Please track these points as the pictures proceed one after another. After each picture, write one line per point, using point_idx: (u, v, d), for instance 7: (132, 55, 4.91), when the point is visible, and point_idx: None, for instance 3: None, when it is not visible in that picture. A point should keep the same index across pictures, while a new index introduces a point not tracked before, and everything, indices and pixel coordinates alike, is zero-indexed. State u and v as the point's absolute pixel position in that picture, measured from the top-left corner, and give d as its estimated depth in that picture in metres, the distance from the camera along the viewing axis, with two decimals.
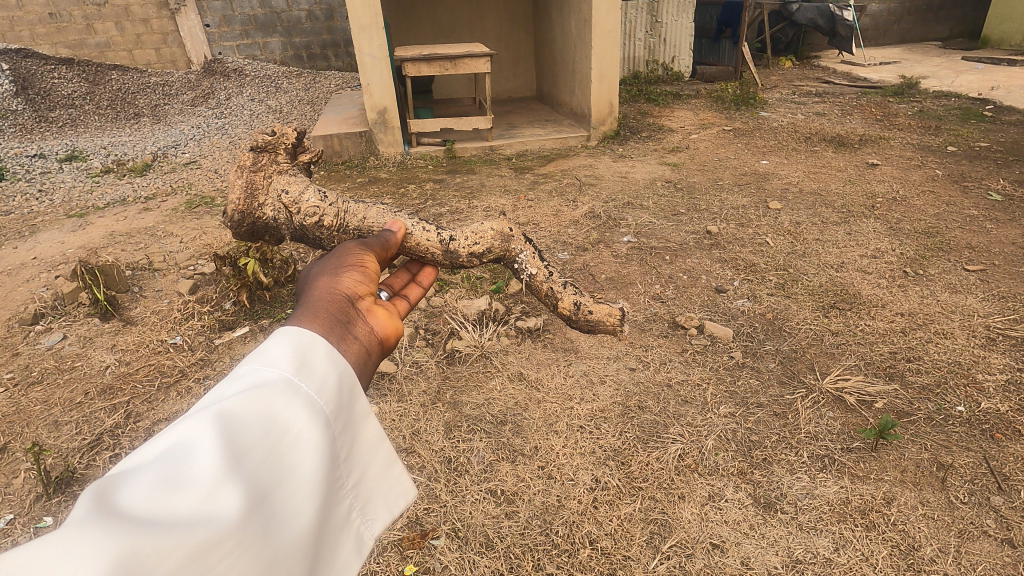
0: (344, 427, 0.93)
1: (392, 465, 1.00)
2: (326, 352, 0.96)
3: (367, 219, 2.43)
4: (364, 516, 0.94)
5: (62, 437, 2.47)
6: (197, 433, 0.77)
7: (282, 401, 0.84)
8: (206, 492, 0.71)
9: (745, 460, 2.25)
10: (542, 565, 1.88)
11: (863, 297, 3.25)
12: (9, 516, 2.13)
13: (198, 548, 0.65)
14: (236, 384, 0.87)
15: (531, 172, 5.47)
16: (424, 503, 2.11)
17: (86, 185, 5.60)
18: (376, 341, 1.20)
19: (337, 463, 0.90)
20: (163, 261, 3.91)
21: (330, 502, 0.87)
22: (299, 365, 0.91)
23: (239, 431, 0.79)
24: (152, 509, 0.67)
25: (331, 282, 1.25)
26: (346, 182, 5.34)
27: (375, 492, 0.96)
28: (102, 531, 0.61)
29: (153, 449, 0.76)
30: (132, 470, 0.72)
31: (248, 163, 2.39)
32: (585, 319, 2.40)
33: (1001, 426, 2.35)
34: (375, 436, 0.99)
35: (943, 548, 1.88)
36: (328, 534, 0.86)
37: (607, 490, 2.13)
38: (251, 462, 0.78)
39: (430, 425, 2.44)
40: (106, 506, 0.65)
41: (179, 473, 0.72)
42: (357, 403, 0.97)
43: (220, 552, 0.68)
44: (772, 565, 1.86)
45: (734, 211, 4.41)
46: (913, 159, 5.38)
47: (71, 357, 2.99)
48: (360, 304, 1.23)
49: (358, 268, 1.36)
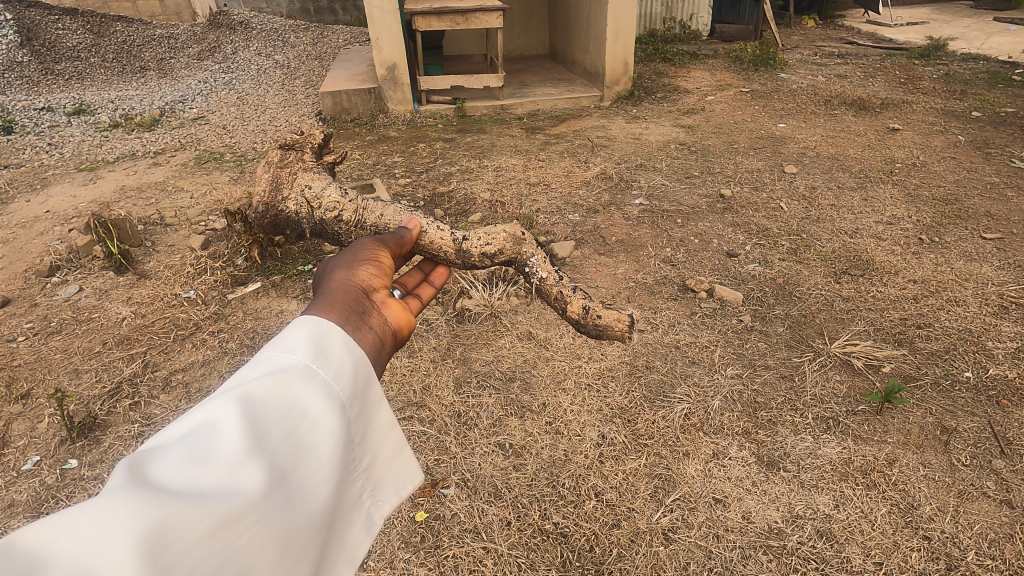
0: (359, 412, 0.93)
1: (400, 451, 0.99)
2: (344, 339, 0.96)
3: (384, 218, 2.50)
4: (373, 498, 0.94)
5: (83, 384, 2.54)
6: (220, 413, 0.78)
7: (301, 385, 0.85)
8: (228, 469, 0.73)
9: (750, 420, 2.28)
10: (548, 515, 1.94)
11: (876, 263, 3.22)
12: (35, 458, 2.22)
13: (219, 524, 0.68)
14: (256, 368, 0.88)
15: (543, 132, 5.38)
16: (434, 455, 2.17)
17: (95, 140, 5.58)
18: (390, 334, 1.19)
19: (351, 447, 0.90)
20: (175, 216, 3.92)
21: (343, 483, 0.88)
22: (318, 352, 0.91)
23: (259, 413, 0.80)
24: (177, 484, 0.69)
25: (347, 274, 1.24)
26: (356, 140, 5.28)
27: (384, 476, 0.96)
28: (134, 502, 0.64)
29: (179, 428, 0.78)
30: (160, 448, 0.75)
31: (276, 160, 2.71)
32: (592, 325, 2.24)
33: (1007, 393, 2.36)
34: (387, 421, 0.98)
35: (941, 508, 1.92)
36: (340, 514, 0.88)
37: (613, 446, 2.17)
38: (270, 443, 0.79)
39: (440, 381, 2.49)
40: (136, 479, 0.68)
41: (202, 451, 0.74)
42: (372, 389, 0.96)
43: (240, 527, 0.70)
44: (773, 520, 1.91)
45: (748, 174, 4.34)
46: (936, 125, 5.23)
47: (89, 309, 3.04)
48: (375, 296, 1.23)
49: (374, 262, 1.35)
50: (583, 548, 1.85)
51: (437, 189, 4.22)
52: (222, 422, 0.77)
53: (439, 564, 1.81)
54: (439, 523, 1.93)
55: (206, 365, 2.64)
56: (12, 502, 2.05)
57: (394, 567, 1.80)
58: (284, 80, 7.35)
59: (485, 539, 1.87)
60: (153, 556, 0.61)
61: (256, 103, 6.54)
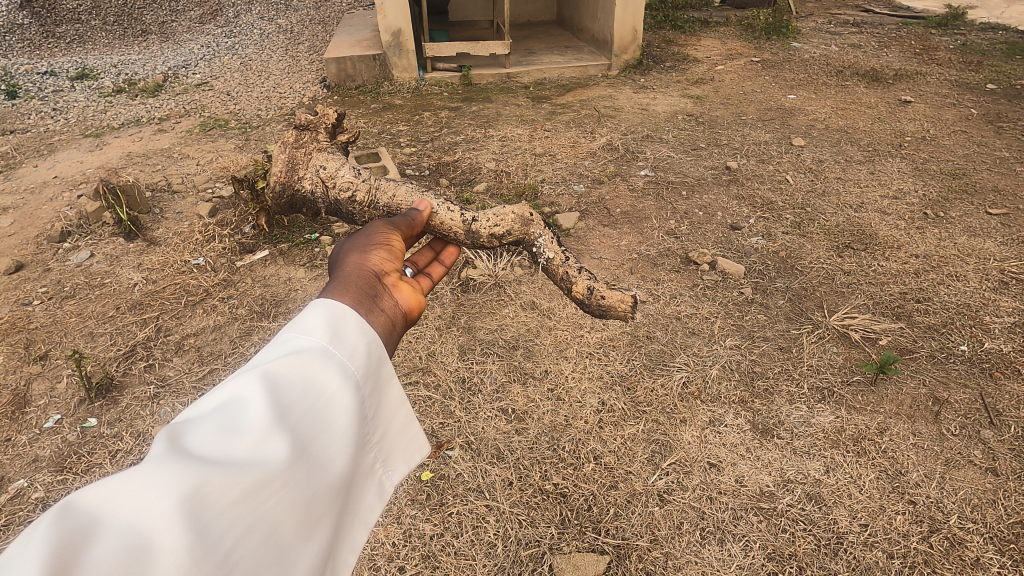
0: (373, 389, 0.97)
1: (410, 425, 1.03)
2: (357, 321, 1.00)
3: (396, 197, 2.54)
4: (385, 468, 0.99)
5: (99, 347, 2.62)
6: (245, 390, 0.83)
7: (319, 365, 0.89)
8: (254, 442, 0.78)
9: (747, 389, 2.34)
10: (548, 476, 2.03)
11: (879, 238, 3.24)
12: (56, 416, 2.31)
13: (249, 490, 0.73)
14: (278, 349, 0.92)
15: (549, 101, 5.32)
16: (439, 419, 2.24)
17: (99, 105, 5.56)
18: (402, 316, 1.24)
19: (365, 421, 0.95)
20: (182, 183, 3.95)
21: (358, 455, 0.93)
22: (334, 333, 0.95)
23: (282, 391, 0.84)
24: (210, 453, 0.75)
25: (360, 259, 1.29)
26: (361, 108, 5.24)
27: (395, 448, 1.01)
28: (174, 468, 0.70)
29: (209, 403, 0.83)
30: (193, 421, 0.80)
31: (291, 140, 2.66)
32: (597, 305, 2.30)
33: (1001, 366, 2.41)
34: (397, 398, 1.02)
35: (929, 474, 1.99)
36: (356, 483, 0.93)
37: (612, 412, 2.24)
38: (293, 417, 0.84)
39: (446, 348, 2.55)
40: (174, 448, 0.74)
41: (231, 423, 0.79)
42: (383, 367, 1.00)
43: (267, 493, 0.75)
44: (765, 484, 1.98)
45: (755, 146, 4.31)
46: (948, 98, 5.15)
47: (101, 274, 3.10)
48: (386, 279, 1.27)
49: (385, 246, 1.40)
50: (582, 507, 1.93)
51: (442, 158, 4.21)
52: (248, 397, 0.82)
53: (444, 521, 1.90)
54: (443, 482, 2.02)
55: (217, 330, 2.71)
56: (36, 457, 2.14)
57: (401, 522, 1.89)
58: (287, 45, 7.25)
59: (488, 498, 1.96)
60: (192, 517, 0.67)
61: (259, 68, 6.47)
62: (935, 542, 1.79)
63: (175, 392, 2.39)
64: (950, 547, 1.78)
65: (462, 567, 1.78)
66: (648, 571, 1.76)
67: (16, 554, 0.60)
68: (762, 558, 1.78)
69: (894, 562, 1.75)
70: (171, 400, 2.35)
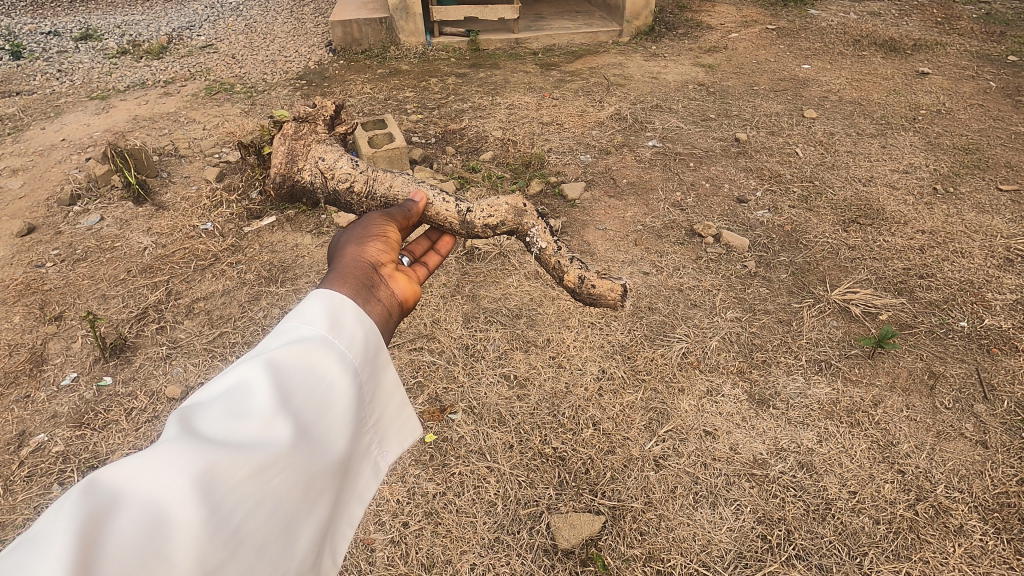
0: (370, 375, 1.01)
1: (403, 409, 1.07)
2: (355, 311, 1.03)
3: (393, 188, 2.68)
4: (380, 449, 1.03)
5: (112, 309, 2.68)
6: (250, 376, 0.86)
7: (320, 353, 0.93)
8: (260, 426, 0.82)
9: (746, 360, 2.38)
10: (548, 440, 2.09)
11: (887, 213, 3.22)
12: (73, 374, 2.38)
13: (257, 469, 0.78)
14: (280, 337, 0.95)
15: (558, 68, 5.23)
16: (443, 383, 2.30)
17: (104, 67, 5.51)
18: (398, 304, 1.28)
19: (362, 406, 0.99)
20: (188, 147, 3.96)
21: (356, 437, 0.97)
22: (333, 323, 0.99)
23: (286, 377, 0.88)
24: (219, 434, 0.79)
25: (357, 251, 1.33)
26: (367, 73, 5.18)
27: (390, 430, 1.05)
28: (187, 450, 0.74)
29: (216, 388, 0.86)
30: (202, 404, 0.84)
31: (290, 132, 2.70)
32: (586, 292, 2.32)
33: (999, 342, 2.43)
34: (392, 383, 1.05)
35: (920, 446, 2.04)
36: (354, 464, 0.97)
37: (611, 380, 2.29)
38: (297, 402, 0.87)
39: (450, 315, 2.60)
40: (186, 431, 0.78)
41: (238, 408, 0.83)
42: (380, 354, 1.04)
43: (274, 472, 0.80)
44: (758, 452, 2.04)
45: (766, 118, 4.25)
46: (967, 70, 5.03)
47: (111, 237, 3.14)
48: (382, 270, 1.32)
49: (381, 237, 1.44)
50: (580, 471, 2.00)
51: (449, 126, 4.18)
52: (252, 383, 0.85)
53: (447, 480, 1.97)
54: (446, 444, 2.08)
55: (226, 295, 2.76)
56: (55, 413, 2.22)
57: (405, 481, 1.97)
58: (293, 7, 7.12)
59: (489, 460, 2.03)
60: (205, 494, 0.72)
61: (265, 31, 6.37)
62: (922, 509, 1.85)
63: (186, 353, 2.46)
64: (935, 514, 1.84)
65: (463, 524, 1.86)
66: (642, 531, 1.83)
67: (47, 527, 0.64)
68: (752, 521, 1.85)
69: (879, 528, 1.82)
70: (182, 361, 2.42)
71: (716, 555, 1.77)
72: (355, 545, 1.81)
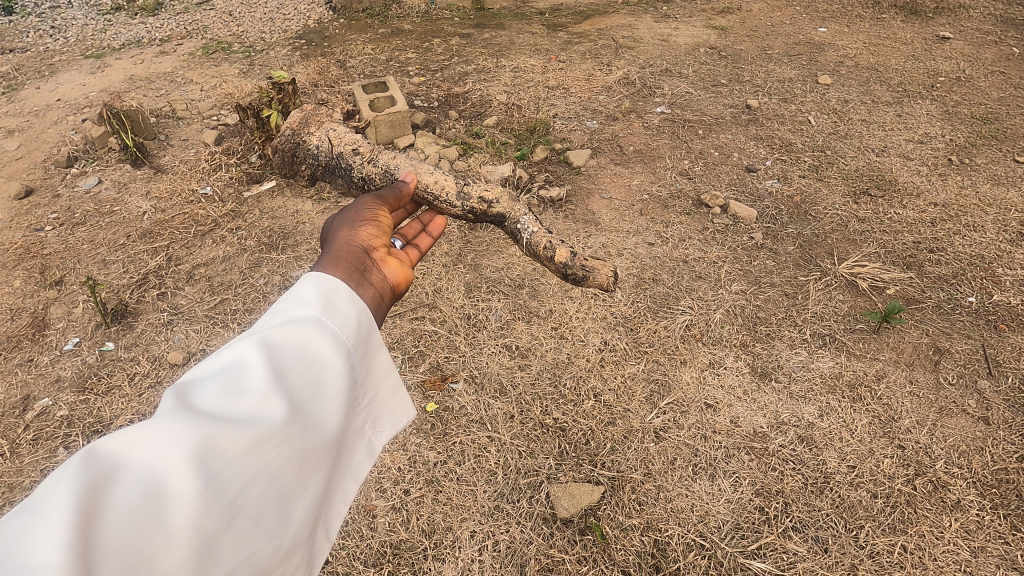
0: (363, 356, 0.99)
1: (396, 390, 1.06)
2: (349, 293, 1.01)
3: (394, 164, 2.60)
4: (373, 429, 1.02)
5: (112, 274, 2.66)
6: (245, 353, 0.84)
7: (315, 333, 0.91)
8: (255, 403, 0.80)
9: (749, 333, 2.36)
10: (549, 411, 2.09)
11: (899, 184, 3.15)
12: (75, 339, 2.38)
13: (254, 444, 0.77)
14: (275, 318, 0.93)
15: (565, 29, 5.06)
16: (445, 352, 2.30)
17: (98, 24, 5.35)
18: (389, 289, 1.26)
19: (356, 386, 0.97)
20: (186, 109, 3.87)
21: (349, 417, 0.95)
22: (327, 304, 0.97)
23: (281, 356, 0.86)
24: (216, 411, 0.78)
25: (349, 234, 1.30)
26: (369, 32, 5.02)
27: (382, 411, 1.03)
28: (184, 423, 0.73)
29: (210, 365, 0.84)
30: (196, 380, 0.82)
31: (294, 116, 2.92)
32: (580, 265, 2.30)
33: (1007, 318, 2.40)
34: (385, 365, 1.03)
35: (921, 421, 2.03)
36: (346, 444, 0.95)
37: (614, 351, 2.28)
38: (292, 379, 0.86)
39: (452, 284, 2.58)
40: (183, 406, 0.76)
41: (235, 384, 0.81)
42: (373, 335, 1.02)
43: (270, 447, 0.79)
44: (758, 425, 2.04)
45: (779, 84, 4.12)
46: (990, 34, 4.83)
47: (110, 201, 3.10)
48: (374, 255, 1.29)
49: (374, 221, 1.42)
50: (580, 441, 2.01)
51: (452, 89, 4.07)
52: (249, 360, 0.83)
53: (447, 449, 1.99)
54: (447, 413, 2.09)
55: (227, 261, 2.73)
56: (58, 377, 2.23)
57: (406, 449, 1.98)
58: None
59: (490, 429, 2.04)
60: (203, 467, 0.71)
61: None
62: (920, 484, 1.86)
63: (188, 319, 2.46)
64: (933, 490, 1.85)
65: (464, 492, 1.88)
66: (640, 501, 1.85)
67: (46, 496, 0.63)
68: (750, 493, 1.86)
69: (877, 502, 1.83)
70: (184, 327, 2.42)
71: (712, 526, 1.79)
72: (357, 512, 1.84)
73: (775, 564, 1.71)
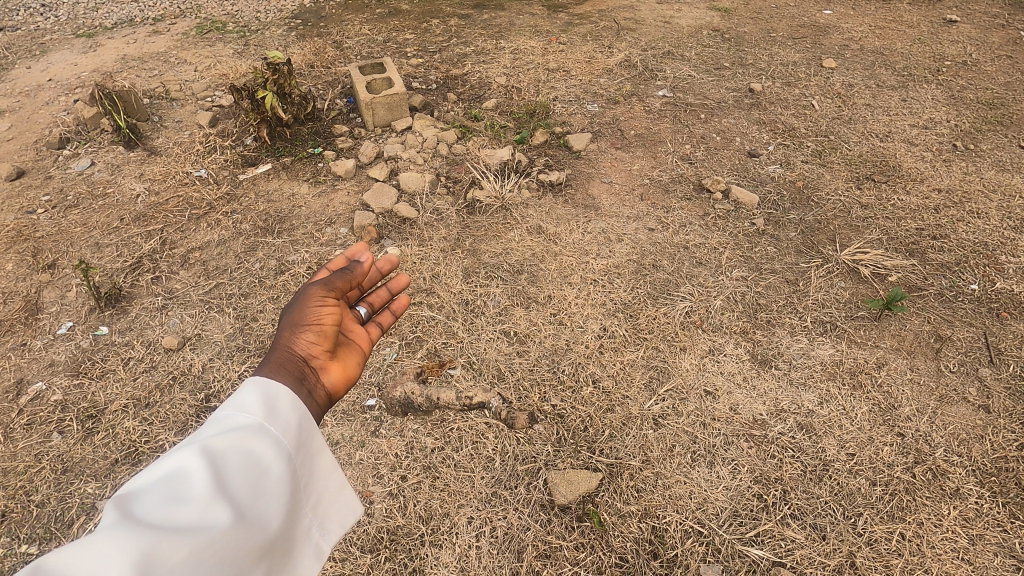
0: (303, 458, 1.04)
1: (340, 489, 1.10)
2: (291, 397, 1.08)
3: None
4: (315, 528, 1.05)
5: (105, 257, 2.63)
6: (187, 462, 0.89)
7: (255, 440, 0.97)
8: (197, 509, 0.85)
9: (750, 320, 2.34)
10: (547, 397, 2.07)
11: (903, 170, 3.11)
12: (68, 323, 2.36)
13: (196, 550, 0.81)
14: (213, 426, 0.99)
15: (565, 10, 4.96)
16: (442, 338, 2.28)
17: (89, 2, 5.24)
18: (324, 397, 1.29)
19: (297, 487, 1.02)
20: (180, 89, 3.80)
21: (291, 516, 0.99)
22: (268, 411, 1.03)
23: (222, 463, 0.91)
24: (157, 519, 0.82)
25: (291, 339, 1.30)
26: (366, 11, 4.93)
27: (325, 508, 1.07)
28: (125, 533, 0.76)
29: (152, 475, 0.89)
30: (138, 490, 0.87)
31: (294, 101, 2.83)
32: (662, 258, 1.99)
33: (1009, 306, 2.38)
34: (327, 465, 1.09)
35: (921, 409, 2.02)
36: (287, 543, 0.98)
37: (613, 338, 2.26)
38: (233, 484, 0.91)
39: (450, 270, 2.55)
40: (124, 515, 0.80)
41: (177, 493, 0.86)
42: (315, 437, 1.08)
43: (211, 550, 0.83)
44: (758, 412, 2.03)
45: (783, 67, 4.05)
46: (998, 17, 4.75)
47: (103, 183, 3.06)
48: (313, 364, 1.30)
49: (324, 313, 1.38)
50: (578, 428, 1.99)
51: (451, 71, 4.01)
52: (191, 469, 0.89)
53: (445, 436, 1.98)
54: (444, 400, 2.08)
55: (222, 245, 2.70)
56: (52, 362, 2.21)
57: (403, 435, 1.97)
58: None
59: (488, 416, 2.02)
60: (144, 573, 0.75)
61: None
62: (919, 473, 1.86)
63: (182, 304, 2.43)
64: (932, 478, 1.84)
65: (461, 479, 1.87)
66: (638, 488, 1.84)
67: None
68: (748, 480, 1.86)
69: (875, 489, 1.82)
70: (179, 312, 2.39)
71: (711, 512, 1.79)
72: (354, 498, 1.83)
73: (773, 551, 1.71)
